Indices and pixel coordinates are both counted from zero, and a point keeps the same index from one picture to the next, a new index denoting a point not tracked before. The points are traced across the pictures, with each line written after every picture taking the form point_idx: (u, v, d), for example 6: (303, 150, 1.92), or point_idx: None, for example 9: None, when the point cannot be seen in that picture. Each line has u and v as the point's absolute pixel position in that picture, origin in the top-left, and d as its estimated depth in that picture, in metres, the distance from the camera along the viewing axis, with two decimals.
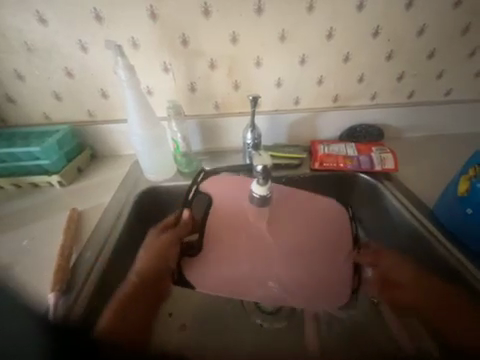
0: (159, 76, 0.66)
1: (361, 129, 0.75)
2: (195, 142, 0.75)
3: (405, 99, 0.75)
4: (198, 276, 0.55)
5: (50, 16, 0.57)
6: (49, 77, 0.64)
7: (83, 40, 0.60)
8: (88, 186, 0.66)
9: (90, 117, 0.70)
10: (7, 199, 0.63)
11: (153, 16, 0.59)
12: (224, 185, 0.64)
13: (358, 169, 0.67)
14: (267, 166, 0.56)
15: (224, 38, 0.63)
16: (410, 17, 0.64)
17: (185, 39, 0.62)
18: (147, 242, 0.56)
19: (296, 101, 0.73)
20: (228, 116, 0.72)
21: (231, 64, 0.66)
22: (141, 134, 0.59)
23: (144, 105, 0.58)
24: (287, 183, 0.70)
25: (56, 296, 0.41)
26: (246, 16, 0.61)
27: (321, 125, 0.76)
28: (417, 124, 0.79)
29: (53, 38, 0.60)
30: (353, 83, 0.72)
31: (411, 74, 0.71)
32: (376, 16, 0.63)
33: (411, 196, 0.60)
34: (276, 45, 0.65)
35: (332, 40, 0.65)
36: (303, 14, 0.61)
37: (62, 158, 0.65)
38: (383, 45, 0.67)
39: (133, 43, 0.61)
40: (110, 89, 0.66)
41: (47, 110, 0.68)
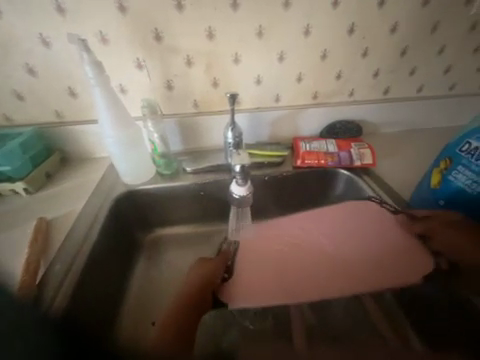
0: (132, 73, 0.62)
1: (340, 125, 0.76)
2: (174, 142, 0.73)
3: (381, 95, 0.77)
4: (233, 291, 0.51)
5: (4, 7, 0.52)
6: (7, 74, 0.58)
7: (45, 34, 0.55)
8: (59, 192, 0.61)
9: (58, 117, 0.65)
10: None
11: (122, 9, 0.55)
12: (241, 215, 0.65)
13: (338, 165, 0.68)
14: (246, 165, 0.56)
15: (199, 33, 0.60)
16: (383, 14, 0.65)
17: (158, 34, 0.59)
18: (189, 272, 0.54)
19: (276, 99, 0.73)
20: (207, 115, 0.70)
21: (208, 61, 0.64)
22: (114, 134, 0.56)
23: (116, 103, 0.54)
24: (269, 182, 0.69)
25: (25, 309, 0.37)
26: (221, 10, 0.59)
27: (302, 122, 0.76)
28: (393, 120, 0.81)
29: (9, 31, 0.54)
30: (331, 80, 0.72)
31: (386, 70, 0.73)
32: (350, 14, 0.64)
33: (389, 190, 0.62)
34: (254, 41, 0.64)
35: (309, 36, 0.65)
36: (279, 9, 0.61)
37: (27, 163, 0.60)
38: (359, 42, 0.68)
39: (102, 38, 0.57)
40: (79, 87, 0.61)
41: (7, 111, 0.62)
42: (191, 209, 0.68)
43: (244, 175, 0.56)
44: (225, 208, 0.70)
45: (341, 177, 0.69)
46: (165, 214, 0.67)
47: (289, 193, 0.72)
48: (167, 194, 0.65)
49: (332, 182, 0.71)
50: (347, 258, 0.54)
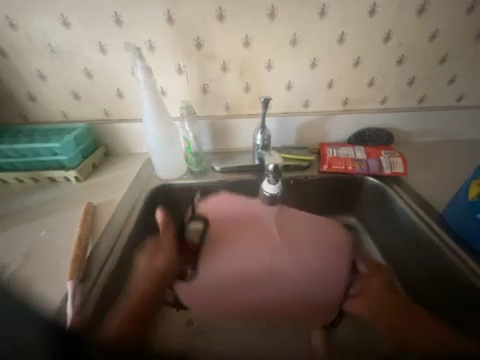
0: (172, 77, 0.68)
1: (370, 133, 0.75)
2: (205, 142, 0.77)
3: (416, 103, 0.75)
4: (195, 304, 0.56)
5: (73, 19, 0.60)
6: (69, 77, 0.67)
7: (103, 43, 0.63)
8: (103, 182, 0.69)
9: (106, 116, 0.73)
10: (26, 192, 0.66)
11: (170, 20, 0.61)
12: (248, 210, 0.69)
13: (366, 172, 0.67)
14: (278, 164, 0.58)
15: (237, 41, 0.64)
16: (422, 22, 0.64)
17: (199, 42, 0.64)
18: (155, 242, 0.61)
19: (305, 104, 0.74)
20: (237, 117, 0.74)
21: (242, 67, 0.68)
22: (155, 132, 0.61)
23: (159, 105, 0.60)
24: (295, 185, 0.70)
25: (74, 284, 0.42)
26: (259, 20, 0.62)
27: (331, 128, 0.77)
28: (428, 129, 0.78)
29: (74, 40, 0.62)
30: (363, 87, 0.72)
31: (422, 79, 0.71)
32: (387, 22, 0.64)
33: (421, 201, 0.60)
34: (288, 49, 0.66)
35: (343, 44, 0.66)
36: (315, 18, 0.63)
37: (78, 155, 0.68)
38: (395, 50, 0.67)
39: (150, 46, 0.64)
40: (126, 89, 0.69)
41: (65, 108, 0.71)
42: None
43: (276, 173, 0.59)
44: None
45: (368, 184, 0.68)
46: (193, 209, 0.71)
47: (313, 197, 0.73)
48: (197, 190, 0.69)
49: (358, 188, 0.70)
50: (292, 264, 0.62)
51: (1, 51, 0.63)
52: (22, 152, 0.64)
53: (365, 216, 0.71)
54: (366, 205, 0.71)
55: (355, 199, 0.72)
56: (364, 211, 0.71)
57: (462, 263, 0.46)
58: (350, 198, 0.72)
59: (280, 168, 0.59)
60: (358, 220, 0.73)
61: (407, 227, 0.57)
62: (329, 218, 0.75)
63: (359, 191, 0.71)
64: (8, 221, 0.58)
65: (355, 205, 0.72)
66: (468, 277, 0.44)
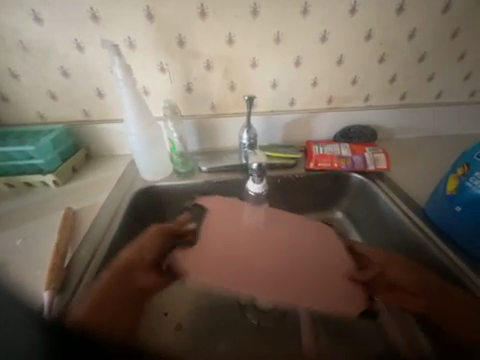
0: (155, 76, 0.66)
1: (354, 130, 0.76)
2: (191, 142, 0.76)
3: (397, 101, 0.77)
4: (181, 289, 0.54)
5: (46, 15, 0.57)
6: (44, 76, 0.64)
7: (79, 40, 0.60)
8: (85, 185, 0.66)
9: (86, 117, 0.70)
10: (0, 199, 0.62)
11: (150, 17, 0.59)
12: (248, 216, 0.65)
13: (352, 169, 0.68)
14: (262, 164, 0.59)
15: (220, 39, 0.63)
16: (402, 21, 0.65)
17: (181, 39, 0.62)
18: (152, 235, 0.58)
19: (291, 102, 0.74)
20: (223, 116, 0.73)
21: (227, 65, 0.67)
22: (138, 133, 0.59)
23: (140, 103, 0.58)
24: (282, 184, 0.71)
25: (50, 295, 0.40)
26: (242, 18, 0.62)
27: (317, 126, 0.77)
28: (409, 125, 0.80)
29: (48, 37, 0.59)
30: (347, 85, 0.73)
31: (403, 76, 0.73)
32: (368, 21, 0.65)
33: (404, 195, 0.62)
34: (272, 47, 0.66)
35: (326, 42, 0.67)
36: (297, 17, 0.63)
37: (57, 158, 0.65)
38: (376, 48, 0.69)
39: (130, 43, 0.62)
40: (106, 88, 0.66)
41: (41, 109, 0.67)
42: None
43: (261, 173, 0.59)
44: None
45: (354, 180, 0.69)
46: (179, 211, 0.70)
47: (300, 195, 0.73)
48: (184, 191, 0.68)
49: (344, 185, 0.71)
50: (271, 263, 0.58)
51: None
52: None
53: (352, 212, 0.72)
54: (352, 201, 0.72)
55: (341, 196, 0.73)
56: (351, 207, 0.72)
57: (444, 255, 0.48)
58: (336, 195, 0.73)
59: (264, 166, 0.59)
60: (344, 216, 0.74)
61: (391, 222, 0.59)
62: (316, 214, 0.75)
63: (345, 187, 0.72)
64: None
65: (342, 201, 0.73)
66: (450, 270, 0.46)
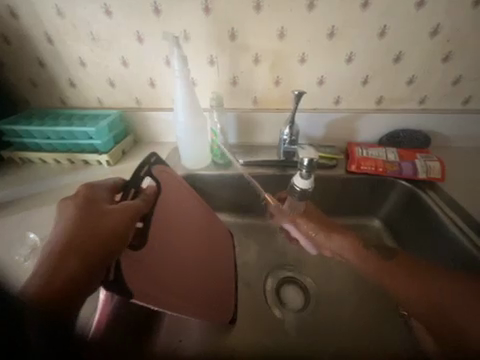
0: (204, 68, 0.68)
1: (404, 134, 0.70)
2: (231, 135, 0.77)
3: (458, 106, 0.70)
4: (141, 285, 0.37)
5: (115, 8, 0.62)
6: (107, 65, 0.70)
7: (140, 32, 0.65)
8: (132, 167, 0.71)
9: (137, 104, 0.75)
10: (63, 173, 0.70)
11: (207, 10, 0.61)
12: (187, 203, 0.55)
13: (399, 176, 0.64)
14: (313, 160, 0.55)
15: (271, 33, 0.63)
16: (477, 16, 0.59)
17: (234, 33, 0.64)
18: (85, 218, 0.38)
19: (336, 101, 0.71)
20: (265, 111, 0.73)
21: (275, 59, 0.66)
22: (185, 122, 0.63)
23: (191, 95, 0.61)
24: (318, 184, 0.69)
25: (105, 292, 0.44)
26: (297, 11, 0.60)
27: (362, 128, 0.73)
28: (470, 134, 0.72)
29: (114, 28, 0.65)
30: (401, 85, 0.68)
31: (470, 78, 0.66)
32: (435, 15, 0.59)
33: (458, 209, 0.56)
34: (324, 42, 0.64)
35: (384, 38, 0.62)
36: (356, 10, 0.60)
37: (111, 140, 0.71)
38: (441, 46, 0.62)
39: (185, 36, 0.65)
40: (158, 79, 0.70)
41: (101, 95, 0.74)
42: (236, 199, 0.73)
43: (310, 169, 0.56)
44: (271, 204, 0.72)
45: (399, 188, 0.65)
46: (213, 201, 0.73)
47: (337, 198, 0.70)
48: (220, 182, 0.70)
49: (388, 192, 0.67)
50: (207, 263, 0.51)
51: (47, 38, 0.67)
52: (60, 134, 0.68)
53: (392, 221, 0.68)
54: (393, 210, 0.67)
55: (382, 203, 0.69)
56: (392, 216, 0.67)
57: None
58: (376, 202, 0.69)
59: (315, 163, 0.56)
60: (383, 225, 0.70)
61: (442, 237, 0.54)
62: (352, 220, 0.72)
63: (388, 195, 0.67)
64: (47, 198, 0.62)
65: (381, 208, 0.69)
66: None
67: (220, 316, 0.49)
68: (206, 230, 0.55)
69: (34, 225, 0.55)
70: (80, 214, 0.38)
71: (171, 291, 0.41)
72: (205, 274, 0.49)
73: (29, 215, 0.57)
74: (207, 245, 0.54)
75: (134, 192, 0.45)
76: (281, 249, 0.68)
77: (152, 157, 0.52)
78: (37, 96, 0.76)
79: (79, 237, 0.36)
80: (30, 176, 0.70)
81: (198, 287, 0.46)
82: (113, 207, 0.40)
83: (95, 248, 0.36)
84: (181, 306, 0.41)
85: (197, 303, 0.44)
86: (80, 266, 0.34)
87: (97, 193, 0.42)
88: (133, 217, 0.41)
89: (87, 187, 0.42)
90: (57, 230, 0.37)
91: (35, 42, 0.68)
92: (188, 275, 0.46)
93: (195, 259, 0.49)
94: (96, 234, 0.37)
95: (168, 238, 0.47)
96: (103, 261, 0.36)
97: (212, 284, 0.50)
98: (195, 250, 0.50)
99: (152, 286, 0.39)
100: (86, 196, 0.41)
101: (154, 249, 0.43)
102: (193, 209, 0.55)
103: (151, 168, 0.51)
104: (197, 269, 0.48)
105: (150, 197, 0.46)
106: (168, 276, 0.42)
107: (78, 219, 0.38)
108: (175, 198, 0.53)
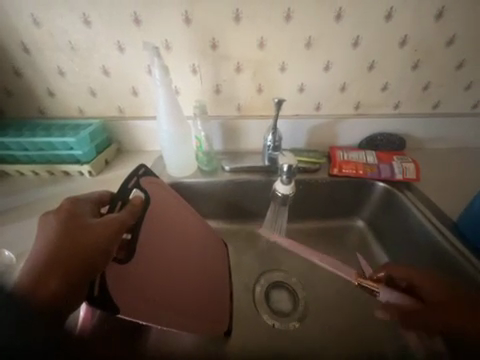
0: (187, 77, 0.69)
1: (381, 137, 0.74)
2: (216, 142, 0.78)
3: (429, 109, 0.74)
4: (128, 299, 0.37)
5: (94, 18, 0.62)
6: (87, 75, 0.69)
7: (121, 41, 0.65)
8: (115, 177, 0.69)
9: (120, 113, 0.74)
10: (42, 185, 0.68)
11: (187, 21, 0.62)
12: (176, 211, 0.54)
13: (377, 177, 0.67)
14: (292, 165, 0.57)
15: (252, 42, 0.65)
16: (440, 27, 0.63)
17: (215, 42, 0.65)
18: (69, 232, 0.36)
19: (317, 107, 0.74)
20: (248, 118, 0.74)
21: (256, 67, 0.68)
22: (169, 130, 0.63)
23: (174, 103, 0.61)
24: (303, 188, 0.70)
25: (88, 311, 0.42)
26: (275, 22, 0.63)
27: (343, 132, 0.76)
28: (442, 135, 0.77)
29: (94, 37, 0.64)
30: (376, 91, 0.72)
31: (437, 84, 0.71)
32: (403, 26, 0.63)
33: (433, 207, 0.59)
34: (302, 52, 0.66)
35: (358, 48, 0.66)
36: (330, 21, 0.63)
37: (93, 150, 0.69)
38: (410, 55, 0.67)
39: (167, 45, 0.65)
40: (140, 87, 0.70)
41: (81, 105, 0.73)
42: (223, 205, 0.73)
43: (290, 175, 0.57)
44: (258, 209, 0.73)
45: (379, 189, 0.68)
46: (200, 207, 0.72)
47: (322, 200, 0.72)
48: (207, 188, 0.70)
49: (369, 193, 0.69)
50: (199, 271, 0.51)
51: (23, 47, 0.65)
52: (39, 145, 0.66)
53: (375, 222, 0.70)
54: (375, 210, 0.70)
55: (364, 204, 0.71)
56: (375, 216, 0.70)
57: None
58: (359, 203, 0.72)
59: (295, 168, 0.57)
60: (366, 226, 0.72)
61: (419, 235, 0.57)
62: (337, 222, 0.74)
63: (370, 196, 0.70)
64: (25, 211, 0.60)
65: (364, 209, 0.72)
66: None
67: (214, 326, 0.48)
68: (196, 238, 0.55)
69: (11, 240, 0.52)
70: (63, 229, 0.37)
71: (161, 303, 0.40)
72: (197, 284, 0.48)
73: (4, 230, 0.55)
74: (198, 252, 0.53)
75: (121, 204, 0.44)
76: (269, 254, 0.68)
77: (140, 168, 0.52)
78: (13, 106, 0.73)
79: (62, 252, 0.35)
80: (7, 189, 0.67)
81: (189, 297, 0.45)
82: (98, 219, 0.38)
83: (80, 263, 0.35)
84: (172, 318, 0.41)
85: (189, 313, 0.44)
86: (65, 282, 0.33)
87: (82, 207, 0.41)
88: (120, 228, 0.39)
89: (64, 203, 0.41)
90: (37, 247, 0.35)
91: (10, 52, 0.66)
92: (178, 286, 0.45)
93: (187, 268, 0.49)
94: (81, 248, 0.35)
95: (157, 248, 0.46)
96: (88, 274, 0.34)
97: (204, 294, 0.49)
98: (186, 259, 0.50)
99: (140, 301, 0.38)
100: (69, 211, 0.39)
101: (138, 261, 0.42)
102: (183, 216, 0.55)
103: (138, 180, 0.50)
104: (188, 279, 0.48)
105: (137, 206, 0.44)
106: (158, 288, 0.42)
107: (60, 234, 0.36)
108: (164, 207, 0.52)
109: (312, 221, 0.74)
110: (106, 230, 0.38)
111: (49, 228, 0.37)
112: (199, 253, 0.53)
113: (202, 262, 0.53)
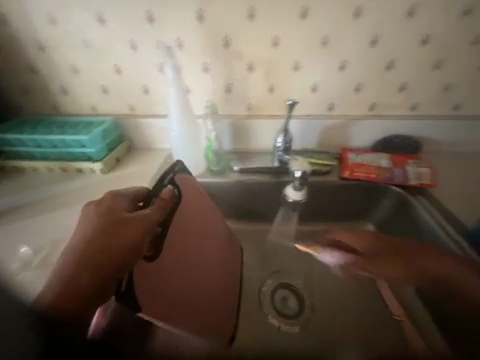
0: (198, 75, 0.68)
1: (397, 140, 0.71)
2: (226, 141, 0.76)
3: (449, 111, 0.71)
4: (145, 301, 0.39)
5: (108, 16, 0.62)
6: (100, 73, 0.69)
7: (134, 40, 0.65)
8: (126, 174, 0.70)
9: (131, 111, 0.74)
10: (56, 181, 0.69)
11: (201, 19, 0.62)
12: (201, 210, 0.55)
13: (390, 182, 0.65)
14: (306, 171, 0.57)
15: (264, 41, 0.64)
16: (463, 27, 0.61)
17: (228, 41, 0.64)
18: (101, 229, 0.39)
19: (329, 108, 0.72)
20: (259, 118, 0.73)
21: (269, 67, 0.67)
22: (179, 130, 0.63)
23: (185, 102, 0.61)
24: (313, 191, 0.69)
25: None
26: (290, 21, 0.61)
27: (356, 134, 0.74)
28: (464, 138, 0.72)
29: (109, 36, 0.65)
30: (393, 92, 0.69)
31: (459, 86, 0.67)
32: (424, 25, 0.61)
33: (449, 215, 0.57)
34: (317, 50, 0.64)
35: (376, 46, 0.63)
36: (348, 20, 0.61)
37: (104, 148, 0.71)
38: (431, 54, 0.64)
39: (179, 44, 0.65)
40: (152, 86, 0.70)
41: (93, 102, 0.74)
42: (231, 206, 0.72)
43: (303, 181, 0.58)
44: (265, 211, 0.72)
45: (391, 194, 0.66)
46: None
47: (331, 204, 0.71)
48: (214, 188, 0.69)
49: (380, 198, 0.67)
50: (216, 274, 0.52)
51: (40, 45, 0.66)
52: (53, 142, 0.68)
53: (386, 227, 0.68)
54: (387, 214, 0.67)
55: (375, 208, 0.69)
56: (385, 222, 0.68)
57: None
58: (369, 207, 0.70)
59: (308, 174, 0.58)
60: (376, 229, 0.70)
61: (431, 243, 0.56)
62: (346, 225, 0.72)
63: (380, 201, 0.68)
64: (41, 207, 0.62)
65: (375, 214, 0.69)
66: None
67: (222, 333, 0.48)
68: (217, 240, 0.55)
69: (25, 236, 0.54)
70: (96, 225, 0.40)
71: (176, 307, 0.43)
72: (213, 286, 0.50)
73: (20, 226, 0.56)
74: (218, 255, 0.54)
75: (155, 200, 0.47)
76: (276, 256, 0.68)
77: (176, 165, 0.55)
78: (29, 103, 0.75)
79: (92, 247, 0.37)
80: (22, 184, 0.68)
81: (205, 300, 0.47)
82: (128, 218, 0.41)
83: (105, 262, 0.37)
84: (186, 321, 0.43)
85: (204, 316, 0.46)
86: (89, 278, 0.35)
87: (119, 203, 0.44)
88: (146, 228, 0.41)
89: (105, 196, 0.44)
90: (74, 239, 0.39)
91: (27, 49, 0.67)
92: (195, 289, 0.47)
93: (205, 272, 0.50)
94: (107, 247, 0.38)
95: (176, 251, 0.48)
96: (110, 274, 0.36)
97: (219, 296, 0.51)
98: (205, 262, 0.51)
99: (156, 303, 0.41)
100: (107, 206, 0.42)
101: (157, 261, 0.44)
102: (206, 217, 0.55)
103: (174, 177, 0.53)
104: (205, 281, 0.49)
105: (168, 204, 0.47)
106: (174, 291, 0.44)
107: (93, 230, 0.39)
108: (193, 210, 0.53)
109: (321, 224, 0.73)
110: (136, 228, 0.40)
111: (85, 223, 0.40)
112: (218, 256, 0.54)
113: (220, 265, 0.53)
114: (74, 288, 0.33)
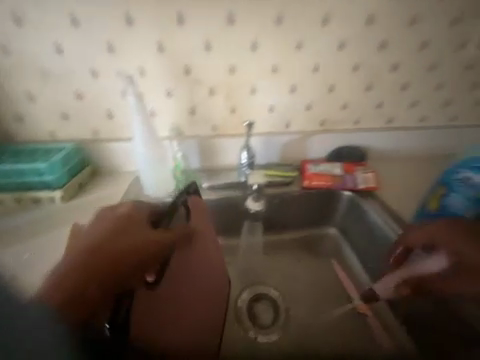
0: (162, 100, 0.72)
1: (346, 150, 0.81)
2: (194, 160, 0.78)
3: (385, 124, 0.83)
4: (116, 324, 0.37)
5: (66, 46, 0.64)
6: (59, 99, 0.69)
7: (95, 68, 0.66)
8: (91, 200, 0.68)
9: (94, 136, 0.74)
10: (7, 214, 0.64)
11: (161, 49, 0.66)
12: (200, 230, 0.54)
13: (344, 187, 0.73)
14: (260, 185, 0.73)
15: (222, 68, 0.70)
16: (383, 57, 0.74)
17: (188, 69, 0.69)
18: (114, 233, 0.42)
19: (286, 125, 0.80)
20: (223, 137, 0.77)
21: (228, 90, 0.73)
22: (145, 153, 0.65)
23: (149, 125, 0.63)
24: (279, 201, 0.74)
25: None
26: (243, 51, 0.69)
27: (311, 147, 0.82)
28: (401, 146, 0.84)
29: (68, 64, 0.65)
30: (338, 109, 0.80)
31: (389, 103, 0.80)
32: (354, 55, 0.73)
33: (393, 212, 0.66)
34: (269, 76, 0.73)
35: (318, 72, 0.74)
36: (292, 51, 0.71)
37: (65, 174, 0.68)
38: (363, 78, 0.76)
39: (141, 71, 0.68)
40: (116, 110, 0.71)
41: (52, 128, 0.72)
42: None
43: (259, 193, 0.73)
44: (237, 224, 0.75)
45: (345, 198, 0.74)
46: None
47: (297, 212, 0.76)
48: None
49: (338, 203, 0.75)
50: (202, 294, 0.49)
51: None
52: (5, 172, 0.64)
53: (346, 229, 0.75)
54: (345, 217, 0.75)
55: (335, 212, 0.76)
56: (345, 224, 0.75)
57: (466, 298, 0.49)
58: (330, 212, 0.76)
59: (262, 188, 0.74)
60: (338, 232, 0.76)
61: (382, 239, 0.63)
62: (312, 231, 0.78)
63: (338, 206, 0.75)
64: None
65: (336, 218, 0.76)
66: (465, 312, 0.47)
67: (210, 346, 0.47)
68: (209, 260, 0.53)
69: None
70: (112, 228, 0.43)
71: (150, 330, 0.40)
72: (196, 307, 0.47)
73: None
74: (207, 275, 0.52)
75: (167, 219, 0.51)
76: (250, 268, 0.70)
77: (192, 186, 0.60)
78: None
79: (101, 246, 0.39)
80: None
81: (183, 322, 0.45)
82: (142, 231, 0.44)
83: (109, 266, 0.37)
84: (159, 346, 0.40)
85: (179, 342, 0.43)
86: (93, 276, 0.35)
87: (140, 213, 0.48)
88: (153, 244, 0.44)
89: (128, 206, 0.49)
90: (86, 235, 0.41)
91: None
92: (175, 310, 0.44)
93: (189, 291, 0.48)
94: (116, 252, 0.39)
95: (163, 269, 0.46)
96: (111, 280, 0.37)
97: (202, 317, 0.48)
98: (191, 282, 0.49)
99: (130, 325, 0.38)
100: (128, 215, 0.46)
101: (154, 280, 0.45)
102: (204, 238, 0.54)
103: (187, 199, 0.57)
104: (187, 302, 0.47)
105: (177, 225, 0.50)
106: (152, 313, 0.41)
107: (106, 232, 0.41)
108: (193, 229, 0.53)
109: (290, 232, 0.77)
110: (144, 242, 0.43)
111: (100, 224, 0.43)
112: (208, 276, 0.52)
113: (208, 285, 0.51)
114: (77, 281, 0.34)
